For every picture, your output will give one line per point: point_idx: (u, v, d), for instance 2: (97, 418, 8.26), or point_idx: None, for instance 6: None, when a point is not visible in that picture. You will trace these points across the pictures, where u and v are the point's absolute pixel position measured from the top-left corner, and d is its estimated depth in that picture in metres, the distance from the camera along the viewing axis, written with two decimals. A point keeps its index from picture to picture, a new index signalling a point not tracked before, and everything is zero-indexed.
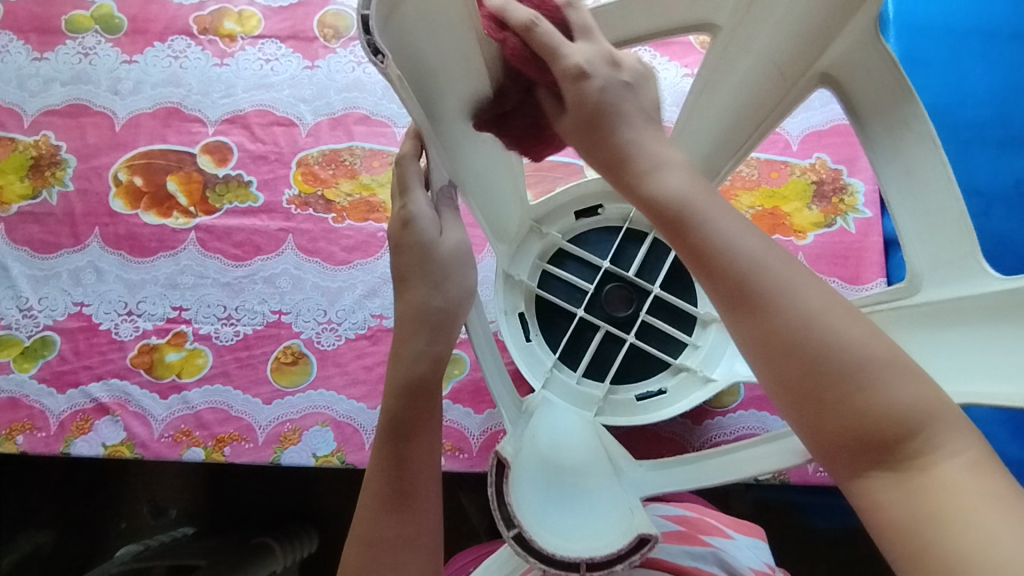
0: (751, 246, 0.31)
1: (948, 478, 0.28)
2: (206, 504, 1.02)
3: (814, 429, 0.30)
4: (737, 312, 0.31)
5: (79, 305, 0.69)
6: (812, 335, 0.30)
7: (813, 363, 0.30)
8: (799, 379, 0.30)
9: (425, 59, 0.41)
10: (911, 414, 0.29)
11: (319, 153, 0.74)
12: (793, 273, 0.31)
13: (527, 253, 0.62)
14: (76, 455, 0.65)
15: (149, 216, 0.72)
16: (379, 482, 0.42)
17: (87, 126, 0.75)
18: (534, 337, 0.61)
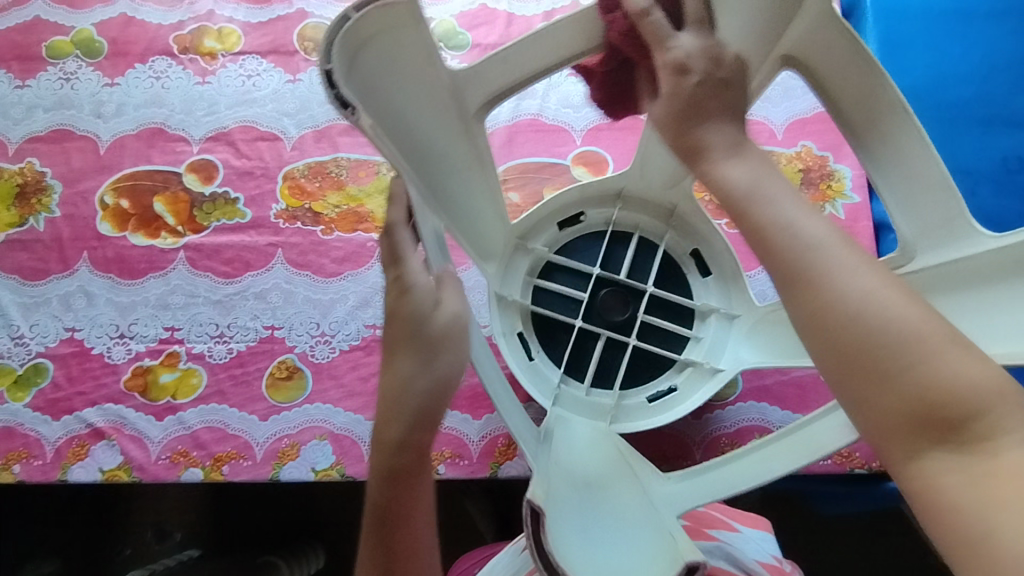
0: (807, 228, 0.32)
1: (1004, 461, 0.27)
2: (211, 525, 1.02)
3: (859, 401, 0.30)
4: (790, 289, 0.32)
5: (71, 331, 0.69)
6: (871, 313, 0.30)
7: (870, 339, 0.29)
8: (849, 350, 0.30)
9: (395, 103, 0.42)
10: (969, 393, 0.28)
11: (305, 166, 0.74)
12: (852, 253, 0.31)
13: (516, 271, 0.61)
14: (74, 482, 0.65)
15: (138, 237, 0.72)
16: (369, 566, 0.42)
17: (71, 150, 0.75)
18: (536, 356, 0.60)
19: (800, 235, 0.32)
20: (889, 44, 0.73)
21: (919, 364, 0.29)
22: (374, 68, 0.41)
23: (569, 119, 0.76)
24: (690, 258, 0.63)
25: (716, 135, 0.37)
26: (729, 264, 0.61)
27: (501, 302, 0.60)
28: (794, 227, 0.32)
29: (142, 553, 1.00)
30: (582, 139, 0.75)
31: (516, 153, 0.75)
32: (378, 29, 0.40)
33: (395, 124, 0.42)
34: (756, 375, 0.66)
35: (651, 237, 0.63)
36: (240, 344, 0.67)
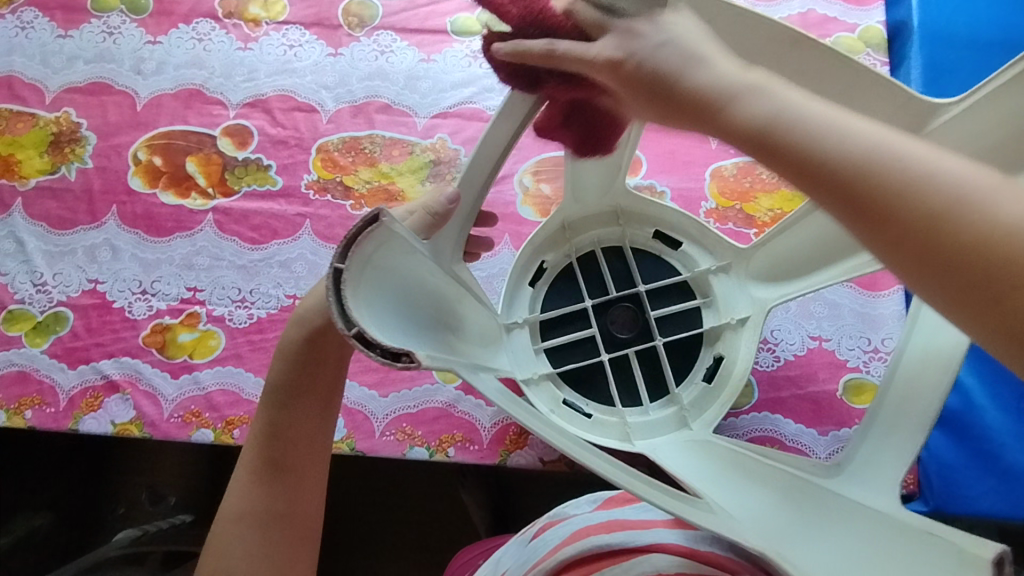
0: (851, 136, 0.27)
1: None
2: (205, 492, 1.02)
3: (980, 325, 0.25)
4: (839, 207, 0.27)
5: (94, 282, 0.69)
6: (976, 234, 0.25)
7: (979, 265, 0.24)
8: (948, 273, 0.25)
9: (421, 295, 0.41)
10: None
11: (339, 140, 0.74)
12: (950, 168, 0.26)
13: (523, 348, 0.59)
14: (85, 432, 0.65)
15: (167, 196, 0.72)
16: (252, 455, 0.50)
17: (108, 104, 0.75)
18: (589, 406, 0.58)
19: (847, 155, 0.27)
20: (932, 70, 0.73)
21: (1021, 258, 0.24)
22: (389, 276, 0.38)
23: None
24: (655, 240, 0.64)
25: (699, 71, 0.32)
26: (694, 227, 0.63)
27: (531, 382, 0.57)
28: (841, 142, 0.27)
29: (135, 513, 1.03)
30: None
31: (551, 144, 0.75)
32: (372, 276, 0.36)
33: (422, 318, 0.40)
34: (773, 387, 0.66)
35: (614, 241, 0.64)
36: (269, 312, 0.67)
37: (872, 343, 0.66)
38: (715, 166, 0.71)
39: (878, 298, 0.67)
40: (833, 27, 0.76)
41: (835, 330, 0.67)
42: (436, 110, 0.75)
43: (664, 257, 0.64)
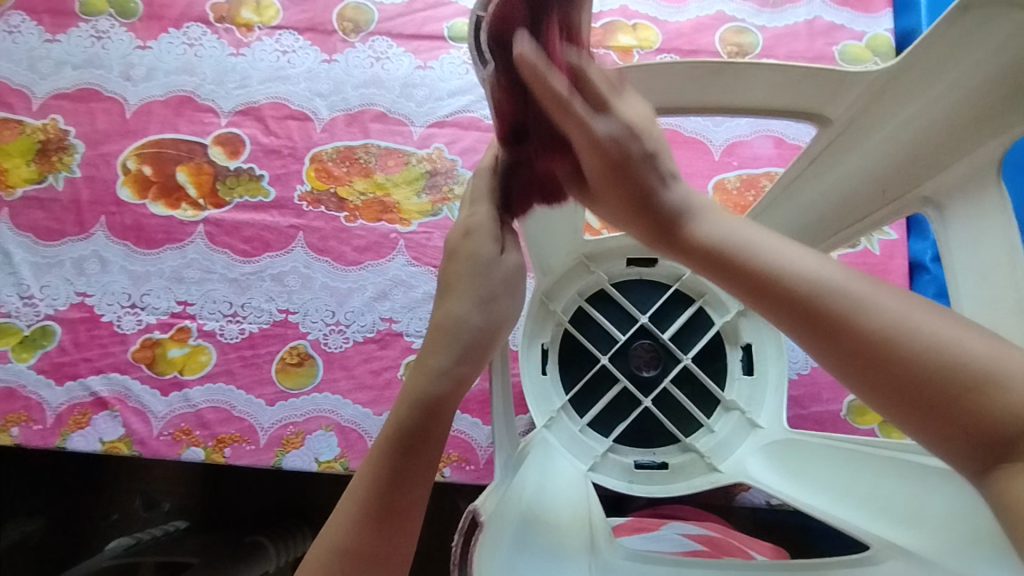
0: (881, 309, 0.29)
1: None
2: (199, 499, 1.03)
3: (906, 419, 0.28)
4: (859, 371, 0.29)
5: (82, 296, 0.68)
6: (912, 352, 0.27)
7: (909, 375, 0.27)
8: (889, 383, 0.28)
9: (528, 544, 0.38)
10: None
11: (334, 149, 0.72)
12: (873, 287, 0.30)
13: (571, 436, 0.62)
14: (72, 450, 0.64)
15: (157, 207, 0.70)
16: None
17: (96, 111, 0.73)
18: (658, 455, 0.63)
19: (871, 327, 0.28)
20: None
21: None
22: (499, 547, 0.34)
23: None
24: (631, 265, 0.65)
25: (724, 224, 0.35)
26: None
27: (596, 468, 0.61)
28: (793, 265, 0.31)
29: (129, 520, 1.02)
30: None
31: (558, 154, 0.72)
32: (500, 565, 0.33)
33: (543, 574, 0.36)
34: None
35: (591, 282, 0.65)
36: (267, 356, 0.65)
37: None
38: (717, 178, 0.69)
39: None
40: (840, 35, 0.74)
41: None
42: (433, 119, 0.73)
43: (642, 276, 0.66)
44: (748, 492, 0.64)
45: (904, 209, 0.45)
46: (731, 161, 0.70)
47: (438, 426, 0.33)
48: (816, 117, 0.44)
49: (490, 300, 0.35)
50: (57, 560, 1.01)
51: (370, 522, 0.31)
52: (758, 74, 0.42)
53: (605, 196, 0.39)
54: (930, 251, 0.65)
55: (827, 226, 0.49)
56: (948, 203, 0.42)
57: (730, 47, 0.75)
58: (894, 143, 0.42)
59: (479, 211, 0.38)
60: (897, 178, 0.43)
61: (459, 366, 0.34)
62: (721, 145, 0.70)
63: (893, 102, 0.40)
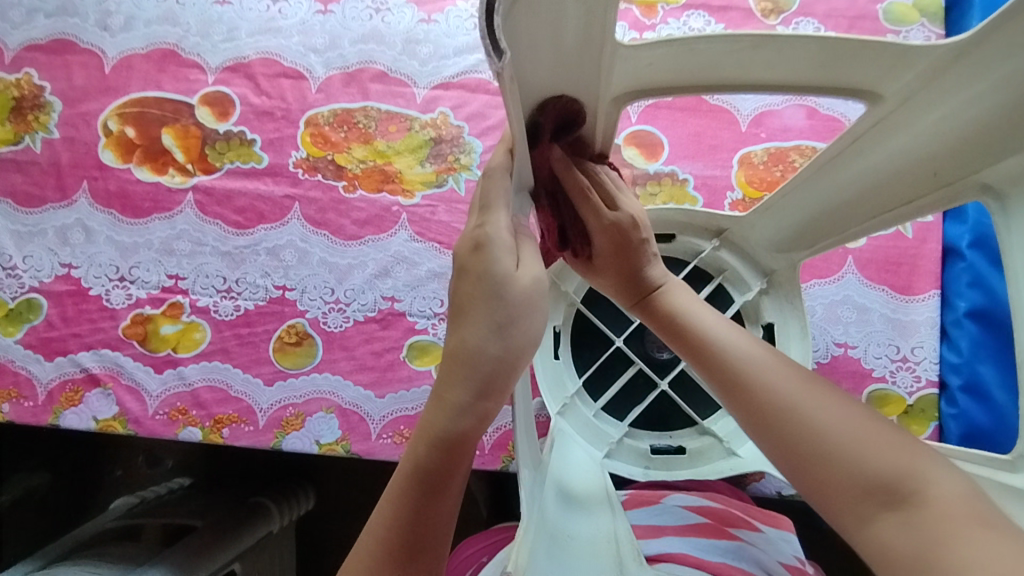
0: (787, 389, 0.35)
1: (944, 513, 0.29)
2: (203, 457, 1.04)
3: (797, 467, 0.34)
4: (760, 425, 0.35)
5: (68, 267, 0.64)
6: (798, 414, 0.34)
7: (796, 434, 0.34)
8: (771, 424, 0.35)
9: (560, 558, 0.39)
10: (889, 464, 0.31)
11: (330, 112, 0.67)
12: (753, 343, 0.38)
13: (585, 423, 0.59)
14: (65, 428, 0.62)
15: (143, 172, 0.66)
16: None
17: (72, 65, 0.68)
18: (674, 439, 0.61)
19: (750, 373, 0.36)
20: None
21: (949, 533, 0.29)
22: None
23: None
24: None
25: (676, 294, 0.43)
26: (676, 217, 0.56)
27: (613, 454, 0.58)
28: (691, 313, 0.41)
29: (133, 476, 1.04)
30: (637, 116, 0.66)
31: None
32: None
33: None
34: None
35: None
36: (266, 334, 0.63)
37: (901, 352, 0.61)
38: (743, 151, 0.65)
39: (911, 302, 0.62)
40: None
41: (863, 337, 0.62)
42: (437, 80, 0.67)
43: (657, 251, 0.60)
44: (759, 482, 0.63)
45: (959, 198, 0.38)
46: (759, 133, 0.65)
47: (457, 464, 0.32)
48: (864, 93, 0.37)
49: (506, 325, 0.32)
50: (64, 514, 1.02)
51: (393, 559, 0.32)
52: (796, 49, 0.34)
53: (610, 261, 0.44)
54: (967, 236, 0.61)
55: (874, 203, 0.44)
56: (1010, 193, 0.35)
57: (764, 3, 0.68)
58: (952, 123, 0.35)
59: (493, 220, 0.34)
60: (952, 160, 0.37)
61: (480, 402, 0.32)
62: (749, 114, 0.65)
63: (953, 83, 0.33)
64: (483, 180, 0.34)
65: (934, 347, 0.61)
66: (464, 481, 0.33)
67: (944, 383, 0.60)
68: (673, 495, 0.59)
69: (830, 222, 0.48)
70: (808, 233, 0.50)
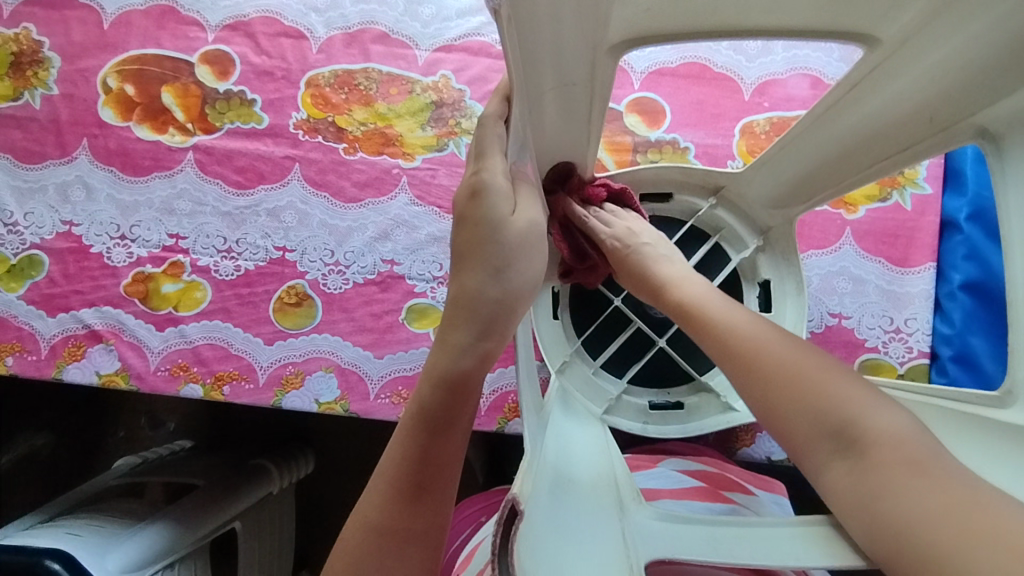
0: (757, 344, 0.37)
1: (884, 457, 0.31)
2: (205, 420, 1.05)
3: (759, 414, 0.36)
4: (730, 373, 0.38)
5: (68, 225, 0.64)
6: (763, 362, 0.36)
7: (760, 378, 0.36)
8: (739, 375, 0.37)
9: (559, 499, 0.38)
10: (843, 410, 0.33)
11: (331, 73, 0.66)
12: (727, 307, 0.40)
13: (586, 379, 0.59)
14: (68, 382, 0.63)
15: (143, 130, 0.65)
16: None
17: (70, 20, 0.67)
18: (672, 395, 0.61)
19: (722, 329, 0.39)
20: None
21: (889, 477, 0.30)
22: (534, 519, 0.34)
23: (630, 57, 0.65)
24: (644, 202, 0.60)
25: (668, 268, 0.46)
26: (675, 174, 0.57)
27: (612, 409, 0.59)
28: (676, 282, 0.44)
29: (135, 437, 1.06)
30: (640, 83, 0.65)
31: None
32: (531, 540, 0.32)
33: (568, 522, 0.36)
34: None
35: None
36: (266, 294, 0.63)
37: (894, 323, 0.62)
38: (746, 120, 0.64)
39: (906, 274, 0.63)
40: None
41: (857, 308, 0.62)
42: (439, 42, 0.67)
43: (656, 210, 0.60)
44: (749, 448, 0.63)
45: (954, 143, 0.38)
46: (762, 102, 0.65)
47: (463, 403, 0.33)
48: (862, 38, 0.36)
49: (503, 269, 0.33)
50: (67, 472, 1.04)
51: (402, 496, 0.33)
52: None
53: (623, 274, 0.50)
54: (966, 208, 0.61)
55: (869, 150, 0.43)
56: (1007, 136, 0.34)
57: None
58: (947, 69, 0.35)
59: (489, 166, 0.33)
60: (948, 105, 0.37)
61: (482, 342, 0.33)
62: (753, 83, 0.65)
63: (958, 20, 0.32)
64: (477, 127, 0.34)
65: (927, 319, 0.61)
66: (470, 422, 0.34)
67: (935, 354, 0.61)
68: (668, 459, 0.60)
69: (829, 175, 0.47)
70: (805, 184, 0.50)
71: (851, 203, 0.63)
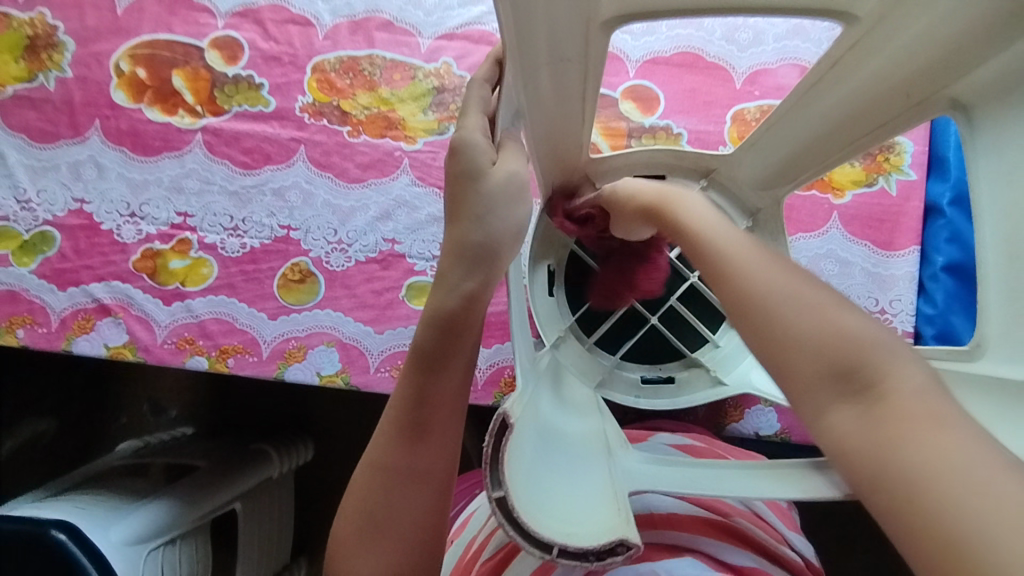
0: (753, 263, 0.30)
1: (905, 402, 0.24)
2: (205, 406, 1.07)
3: (768, 356, 0.28)
4: (716, 292, 0.31)
5: (80, 202, 0.66)
6: (761, 284, 0.29)
7: (761, 304, 0.28)
8: (734, 299, 0.30)
9: (556, 445, 0.41)
10: (864, 343, 0.26)
11: (336, 59, 0.68)
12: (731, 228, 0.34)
13: (580, 354, 0.61)
14: (78, 354, 0.65)
15: (154, 112, 0.68)
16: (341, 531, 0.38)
17: (85, 6, 0.69)
18: (663, 370, 0.63)
19: (714, 246, 0.32)
20: None
21: (905, 432, 0.23)
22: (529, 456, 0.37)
23: (625, 46, 0.68)
24: None
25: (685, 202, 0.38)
26: (664, 157, 0.58)
27: (605, 382, 0.60)
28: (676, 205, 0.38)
29: (137, 423, 1.07)
30: (635, 71, 0.67)
31: None
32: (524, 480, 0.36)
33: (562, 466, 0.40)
34: None
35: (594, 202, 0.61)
36: (270, 270, 0.65)
37: (879, 304, 0.64)
38: (737, 108, 0.67)
39: (891, 257, 0.65)
40: None
41: (843, 289, 0.64)
42: (441, 30, 0.69)
43: None
44: (737, 424, 0.65)
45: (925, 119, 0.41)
46: (753, 90, 0.67)
47: (455, 344, 0.37)
48: (842, 16, 0.38)
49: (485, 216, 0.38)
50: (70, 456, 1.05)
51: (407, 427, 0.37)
52: None
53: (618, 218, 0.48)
54: (948, 194, 0.64)
55: (843, 134, 0.46)
56: (979, 108, 0.36)
57: None
58: (906, 58, 0.38)
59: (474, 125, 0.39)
60: (918, 83, 0.39)
61: (466, 280, 0.37)
62: (744, 72, 0.67)
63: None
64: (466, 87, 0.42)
65: (911, 300, 0.63)
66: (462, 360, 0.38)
67: (919, 333, 0.63)
68: (659, 434, 0.62)
69: (811, 156, 0.50)
70: (791, 167, 0.53)
71: (838, 187, 0.66)
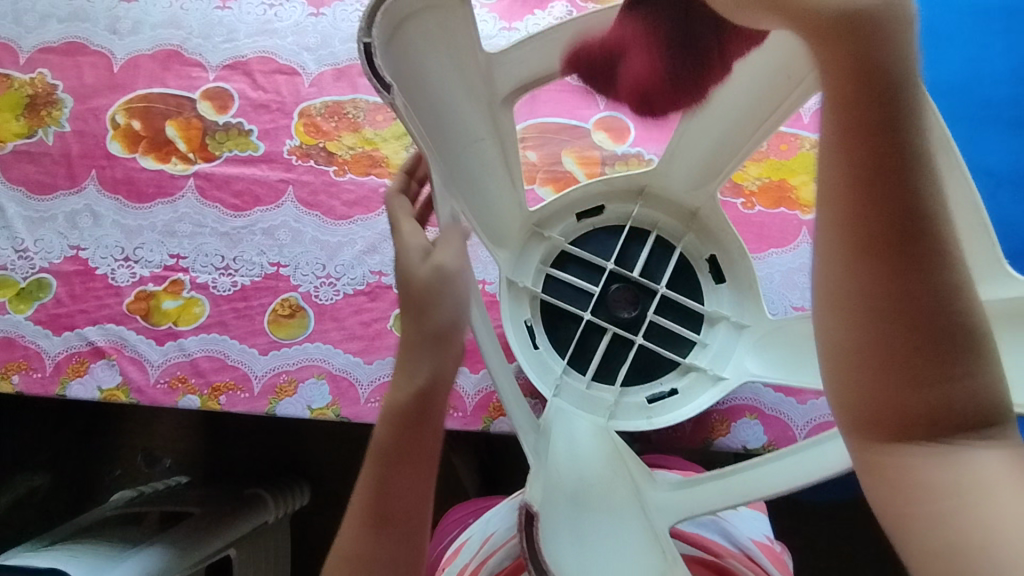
0: (939, 243, 0.27)
1: (988, 472, 0.28)
2: (200, 453, 1.07)
3: (891, 341, 0.27)
4: (861, 236, 0.27)
5: (76, 249, 0.69)
6: (939, 281, 0.27)
7: (913, 315, 0.27)
8: (896, 270, 0.27)
9: (576, 498, 0.46)
10: (980, 403, 0.28)
11: (322, 104, 0.72)
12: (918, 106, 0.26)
13: (581, 396, 0.60)
14: (72, 397, 0.65)
15: (148, 161, 0.71)
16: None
17: (83, 65, 0.73)
18: (664, 383, 0.62)
19: (905, 169, 0.26)
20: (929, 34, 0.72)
21: (982, 495, 0.28)
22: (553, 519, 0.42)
23: None
24: (582, 219, 0.64)
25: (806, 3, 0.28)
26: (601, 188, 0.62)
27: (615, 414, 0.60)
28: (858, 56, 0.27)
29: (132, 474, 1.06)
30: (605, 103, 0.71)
31: (539, 112, 0.71)
32: (566, 544, 0.41)
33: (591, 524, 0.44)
34: None
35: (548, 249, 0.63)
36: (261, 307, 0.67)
37: None
38: None
39: None
40: None
41: None
42: None
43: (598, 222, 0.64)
44: (725, 438, 0.65)
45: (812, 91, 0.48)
46: None
47: (426, 409, 0.41)
48: None
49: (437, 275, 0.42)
50: None
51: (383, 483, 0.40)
52: None
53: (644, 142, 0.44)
54: None
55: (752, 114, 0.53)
56: None
57: None
58: None
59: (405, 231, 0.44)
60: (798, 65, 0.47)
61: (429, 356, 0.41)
62: None
63: None
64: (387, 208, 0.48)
65: None
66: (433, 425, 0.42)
67: None
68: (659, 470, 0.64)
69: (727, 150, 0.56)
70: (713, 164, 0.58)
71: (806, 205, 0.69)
